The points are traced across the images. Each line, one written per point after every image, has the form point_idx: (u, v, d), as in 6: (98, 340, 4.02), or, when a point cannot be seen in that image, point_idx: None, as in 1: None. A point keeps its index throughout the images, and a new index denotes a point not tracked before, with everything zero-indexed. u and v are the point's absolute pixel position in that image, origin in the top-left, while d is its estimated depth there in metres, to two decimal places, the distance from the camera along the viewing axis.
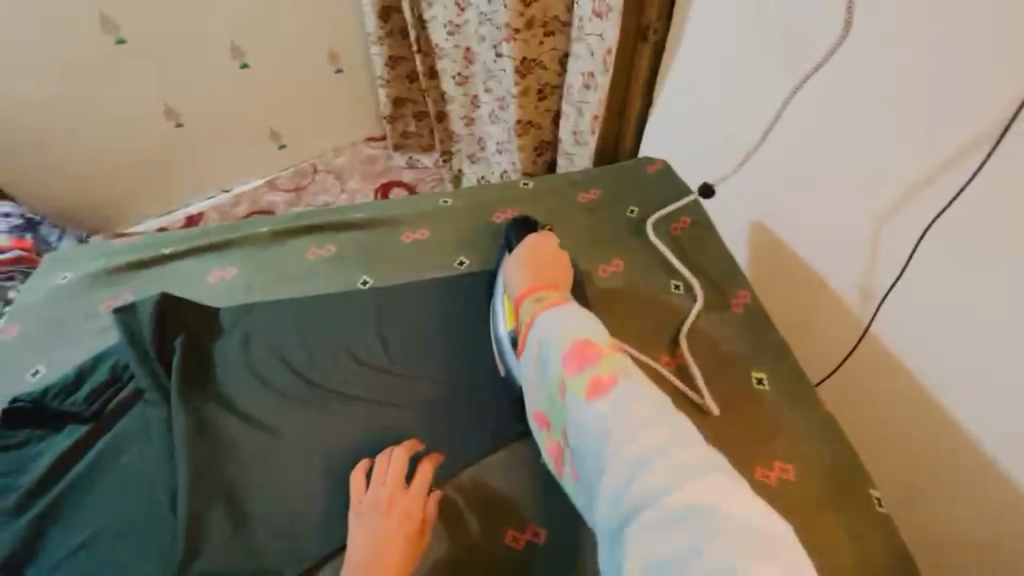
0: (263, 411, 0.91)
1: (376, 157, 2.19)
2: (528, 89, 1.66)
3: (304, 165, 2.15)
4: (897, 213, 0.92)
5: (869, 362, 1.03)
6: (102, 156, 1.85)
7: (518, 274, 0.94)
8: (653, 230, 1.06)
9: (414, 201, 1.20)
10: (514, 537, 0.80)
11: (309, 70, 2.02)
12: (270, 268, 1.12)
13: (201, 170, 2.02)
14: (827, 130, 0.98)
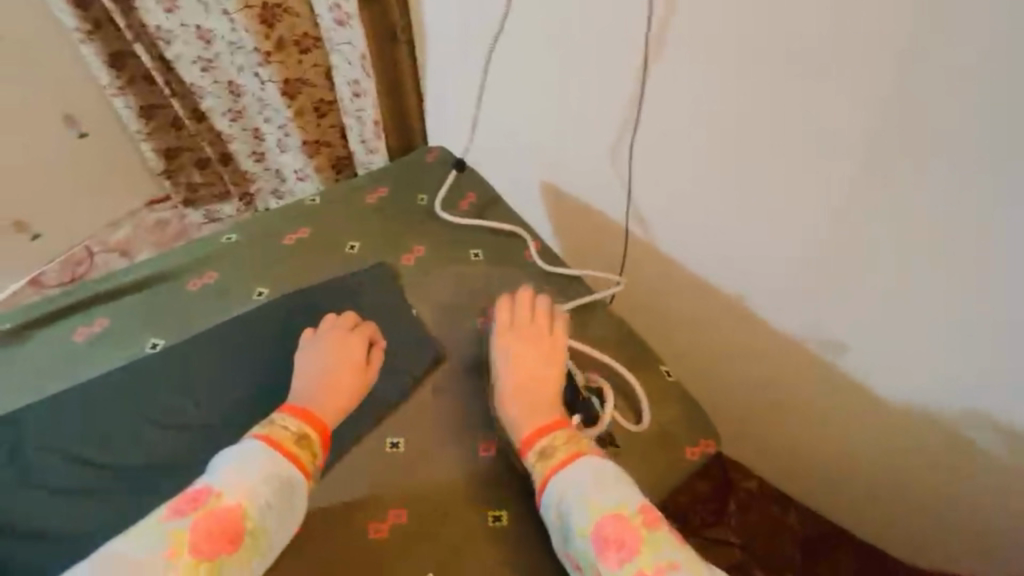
0: (78, 522, 0.73)
1: (166, 221, 1.95)
2: (303, 111, 1.60)
3: (76, 250, 1.86)
4: (619, 131, 0.99)
5: (654, 283, 1.14)
6: None
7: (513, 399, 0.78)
8: (446, 212, 1.07)
9: (192, 245, 1.01)
10: (377, 528, 0.76)
11: (44, 140, 1.71)
12: (27, 365, 0.85)
13: None
14: (538, 82, 1.04)
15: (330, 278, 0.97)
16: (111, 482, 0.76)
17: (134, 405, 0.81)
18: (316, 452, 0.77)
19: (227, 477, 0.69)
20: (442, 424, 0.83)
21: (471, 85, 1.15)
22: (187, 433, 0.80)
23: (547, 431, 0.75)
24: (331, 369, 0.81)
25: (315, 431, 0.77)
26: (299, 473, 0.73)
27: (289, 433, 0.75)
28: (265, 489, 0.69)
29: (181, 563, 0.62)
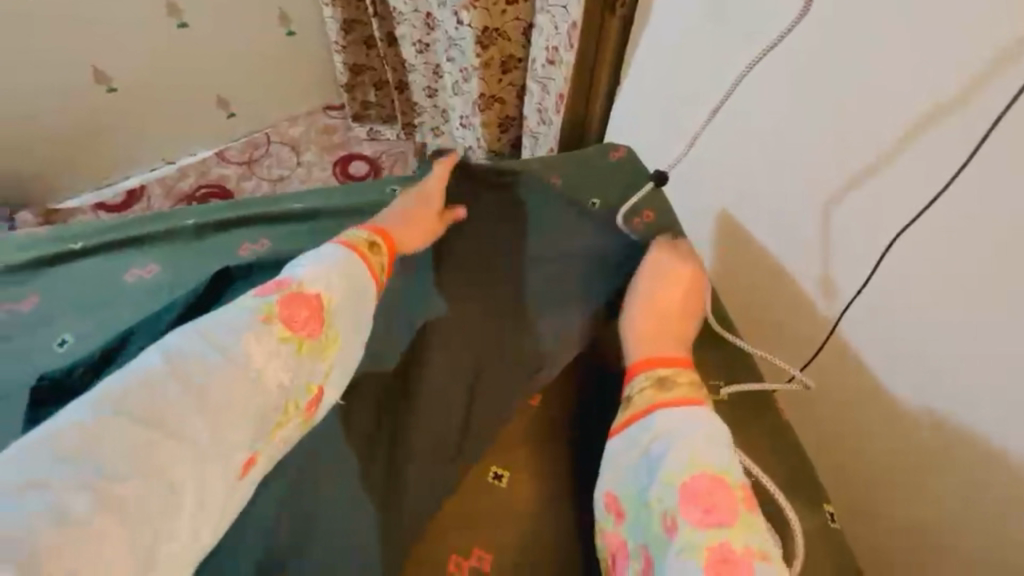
0: None
1: (335, 128, 2.05)
2: (491, 63, 1.53)
3: (258, 135, 1.99)
4: (849, 197, 0.79)
5: (828, 380, 0.91)
6: (21, 125, 1.65)
7: None
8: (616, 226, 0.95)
9: (357, 189, 1.00)
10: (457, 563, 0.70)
11: (258, 31, 1.82)
12: (197, 266, 0.89)
13: (138, 140, 1.84)
14: (768, 115, 0.87)
15: (492, 260, 0.89)
16: None
17: None
18: (383, 260, 0.80)
19: (307, 269, 0.70)
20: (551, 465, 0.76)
21: (697, 95, 0.99)
22: None
23: (664, 367, 0.70)
24: (391, 221, 0.87)
25: (382, 244, 0.81)
26: (369, 276, 0.76)
27: (359, 241, 0.78)
28: (342, 283, 0.71)
29: (273, 328, 0.64)
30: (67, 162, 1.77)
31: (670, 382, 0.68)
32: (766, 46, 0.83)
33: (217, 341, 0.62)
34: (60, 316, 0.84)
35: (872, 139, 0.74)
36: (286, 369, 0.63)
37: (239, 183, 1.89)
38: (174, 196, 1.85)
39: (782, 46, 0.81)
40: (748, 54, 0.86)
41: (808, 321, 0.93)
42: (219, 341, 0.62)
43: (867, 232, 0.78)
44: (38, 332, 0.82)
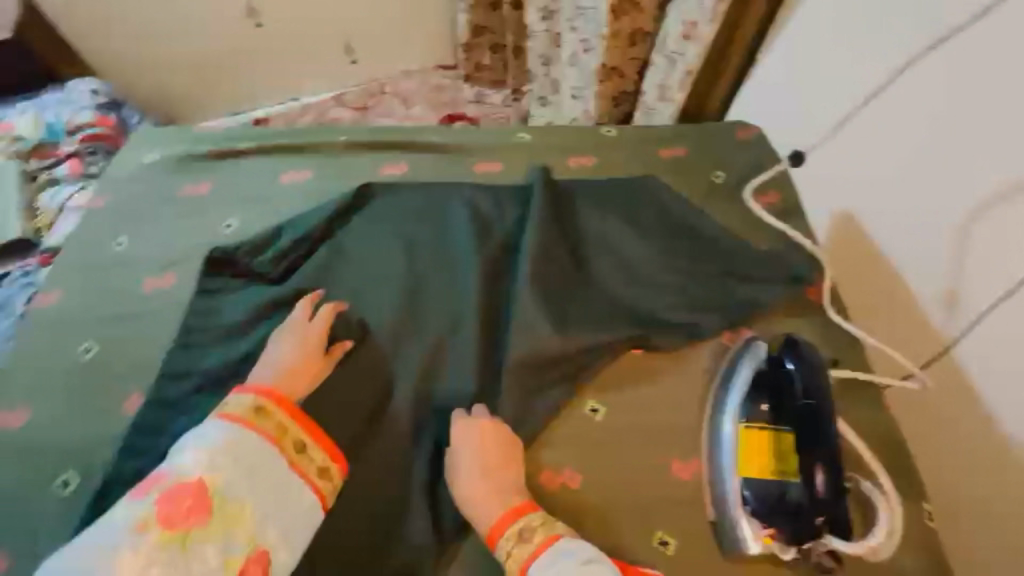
0: (372, 307, 0.82)
1: (443, 87, 2.16)
2: (618, 34, 1.58)
3: (372, 84, 2.17)
4: (1002, 205, 0.73)
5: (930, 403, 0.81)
6: (192, 48, 2.06)
7: (736, 440, 0.67)
8: (742, 196, 0.94)
9: (489, 130, 1.06)
10: (548, 478, 0.70)
11: None
12: (345, 179, 0.98)
13: (276, 77, 2.17)
14: (938, 104, 0.80)
15: (629, 195, 0.93)
16: (355, 294, 0.84)
17: (401, 247, 0.88)
18: (280, 421, 0.67)
19: (184, 456, 0.62)
20: (652, 414, 0.74)
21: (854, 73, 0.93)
22: (438, 285, 0.84)
23: (517, 511, 0.64)
24: (281, 364, 0.72)
25: (272, 402, 0.68)
26: (266, 442, 0.65)
27: (244, 409, 0.66)
28: (226, 460, 0.62)
29: (147, 538, 0.57)
30: (219, 79, 2.14)
31: (528, 530, 0.63)
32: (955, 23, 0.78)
33: (91, 558, 0.55)
34: (222, 205, 0.94)
35: None
36: (169, 567, 0.56)
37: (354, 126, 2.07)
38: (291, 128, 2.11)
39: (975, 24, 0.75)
40: (919, 43, 0.82)
41: (922, 338, 0.83)
42: (102, 550, 0.56)
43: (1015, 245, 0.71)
44: (204, 215, 0.93)
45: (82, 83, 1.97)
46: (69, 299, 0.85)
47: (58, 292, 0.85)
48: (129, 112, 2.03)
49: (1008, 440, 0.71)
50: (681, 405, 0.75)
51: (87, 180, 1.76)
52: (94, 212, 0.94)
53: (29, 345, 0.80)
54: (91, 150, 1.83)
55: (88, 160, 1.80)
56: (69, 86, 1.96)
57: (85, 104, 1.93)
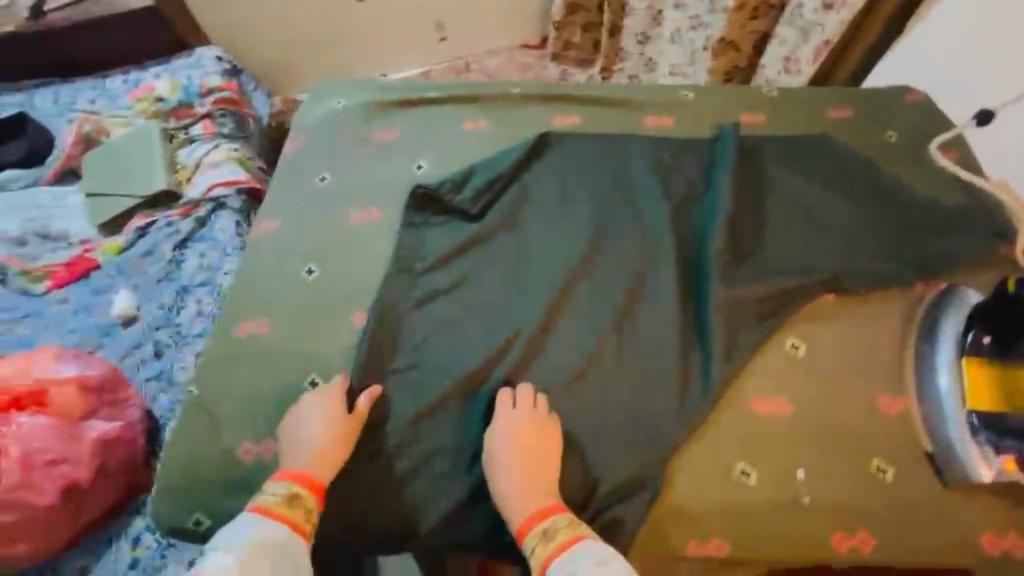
0: (564, 243, 0.87)
1: (530, 64, 2.37)
2: (744, 7, 1.60)
3: (456, 62, 2.40)
4: None
5: None
6: (297, 20, 2.18)
7: (956, 375, 0.70)
8: (931, 155, 0.95)
9: (652, 87, 1.09)
10: (760, 403, 0.73)
11: None
12: (522, 129, 1.03)
13: (374, 52, 2.35)
14: None
15: (811, 151, 0.95)
16: (549, 229, 0.89)
17: (588, 190, 0.92)
18: (314, 508, 0.68)
19: (214, 556, 0.61)
20: (851, 352, 0.76)
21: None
22: (630, 228, 0.87)
23: (547, 510, 0.66)
24: (311, 442, 0.71)
25: (308, 489, 0.68)
26: (299, 533, 0.66)
27: (277, 498, 0.67)
28: (261, 554, 0.61)
29: None
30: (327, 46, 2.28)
31: (554, 527, 0.64)
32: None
33: None
34: (410, 148, 1.01)
35: None
36: None
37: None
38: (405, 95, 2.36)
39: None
40: None
41: None
42: None
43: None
44: (397, 157, 1.00)
45: (208, 51, 2.07)
46: (285, 224, 0.92)
47: (275, 218, 0.93)
48: (247, 80, 2.14)
49: None
50: (882, 346, 0.77)
51: (219, 139, 1.86)
52: (296, 150, 1.02)
53: (256, 262, 0.88)
54: (220, 112, 1.93)
55: (218, 121, 1.91)
56: (197, 53, 2.06)
57: (212, 70, 2.03)
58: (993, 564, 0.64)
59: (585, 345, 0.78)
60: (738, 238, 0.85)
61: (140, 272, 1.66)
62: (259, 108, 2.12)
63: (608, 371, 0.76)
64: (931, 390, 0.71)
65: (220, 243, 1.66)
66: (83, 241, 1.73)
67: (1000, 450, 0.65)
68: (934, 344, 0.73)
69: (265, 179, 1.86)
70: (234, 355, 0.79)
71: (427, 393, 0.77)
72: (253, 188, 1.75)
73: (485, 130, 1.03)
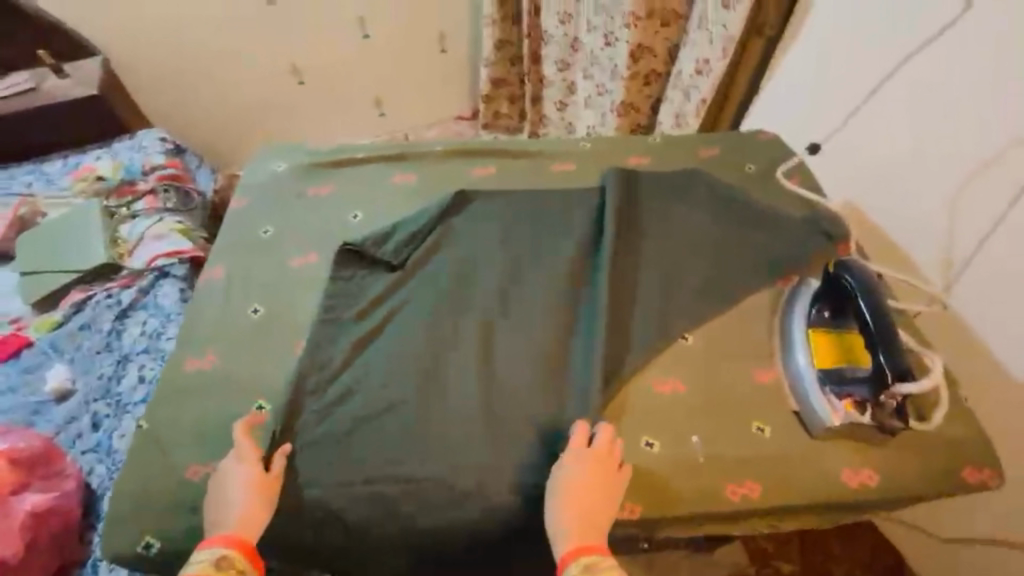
0: (484, 269, 1.00)
1: (463, 133, 2.64)
2: (638, 75, 1.89)
3: (397, 134, 2.62)
4: (972, 182, 1.01)
5: (939, 323, 1.08)
6: (245, 100, 2.41)
7: (808, 342, 0.85)
8: (781, 179, 1.17)
9: (557, 140, 1.28)
10: (659, 384, 0.86)
11: (421, 51, 2.47)
12: (446, 179, 1.18)
13: (318, 128, 2.55)
14: (917, 107, 1.08)
15: (688, 181, 1.13)
16: (472, 262, 1.01)
17: (505, 226, 1.07)
18: (244, 568, 0.70)
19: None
20: (730, 339, 0.92)
21: (853, 80, 1.20)
22: (542, 257, 1.02)
23: (593, 548, 0.70)
24: (237, 503, 0.74)
25: (237, 550, 0.71)
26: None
27: (204, 565, 0.69)
28: None
29: None
30: (269, 126, 2.50)
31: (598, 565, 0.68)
32: (934, 33, 1.04)
33: None
34: (346, 201, 1.13)
35: (1000, 132, 0.96)
36: None
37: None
38: None
39: (950, 32, 1.01)
40: (899, 58, 1.10)
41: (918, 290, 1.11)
42: None
43: (997, 193, 0.97)
44: (329, 214, 1.10)
45: (150, 134, 2.16)
46: (229, 273, 1.00)
47: (220, 267, 1.01)
48: (191, 158, 2.23)
49: (999, 354, 1.00)
50: (754, 330, 0.93)
51: (161, 213, 1.92)
52: (240, 209, 1.11)
53: (201, 307, 0.96)
54: (164, 188, 2.00)
55: (161, 197, 1.97)
56: (138, 135, 2.16)
57: (155, 150, 2.11)
58: (860, 497, 0.77)
59: (505, 354, 0.90)
60: (630, 257, 1.01)
61: (75, 346, 1.64)
62: (203, 184, 2.19)
63: (524, 374, 0.87)
64: (794, 358, 0.86)
65: (163, 310, 1.68)
66: (15, 320, 1.71)
67: (842, 396, 0.79)
68: (791, 320, 0.89)
69: (209, 248, 1.90)
70: (182, 390, 0.87)
71: (365, 409, 0.84)
72: (197, 256, 1.81)
73: (414, 183, 1.17)
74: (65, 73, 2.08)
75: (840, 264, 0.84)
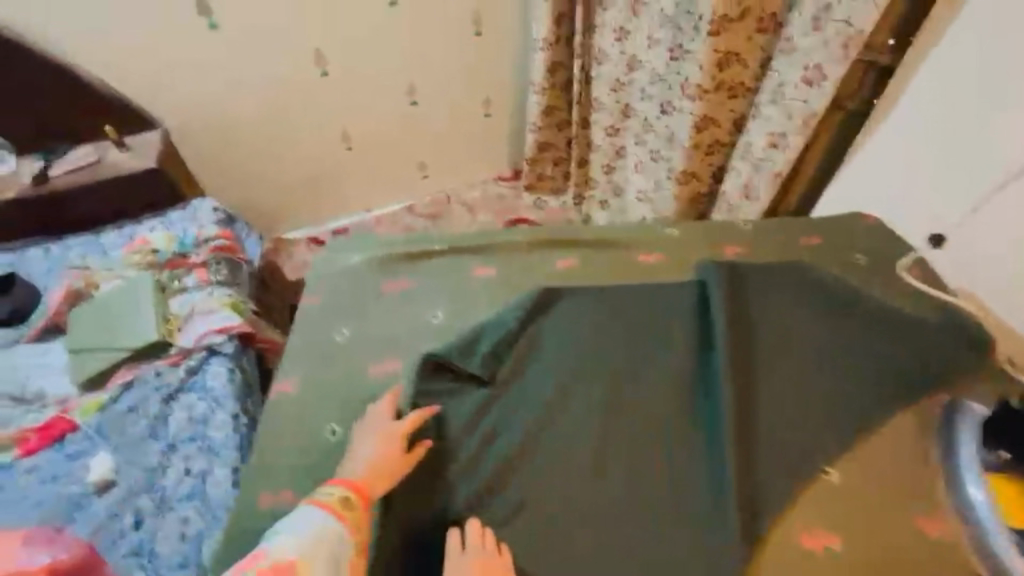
0: (583, 383, 0.91)
1: (505, 195, 2.59)
2: (700, 144, 1.81)
3: (440, 196, 2.58)
4: None
5: None
6: (287, 163, 2.34)
7: (991, 489, 0.74)
8: (904, 274, 1.05)
9: (639, 225, 1.20)
10: (809, 538, 0.74)
11: (466, 116, 2.45)
12: (526, 272, 1.10)
13: (365, 189, 2.50)
14: None
15: (802, 272, 1.02)
16: (564, 375, 0.92)
17: (597, 330, 0.97)
18: (360, 514, 0.76)
19: (281, 539, 0.70)
20: (885, 478, 0.79)
21: (969, 170, 1.03)
22: (643, 367, 0.92)
23: None
24: (375, 459, 0.80)
25: (358, 496, 0.77)
26: (348, 535, 0.73)
27: (333, 498, 0.76)
28: (318, 560, 0.69)
29: None
30: (313, 191, 2.45)
31: None
32: None
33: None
34: (425, 298, 1.06)
35: None
36: None
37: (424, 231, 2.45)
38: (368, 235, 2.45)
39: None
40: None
41: None
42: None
43: None
44: (405, 316, 1.03)
45: (204, 203, 2.12)
46: (302, 385, 0.93)
47: (292, 378, 0.94)
48: (242, 227, 2.19)
49: None
50: (907, 462, 0.80)
51: (213, 286, 1.89)
52: (313, 309, 1.06)
53: (275, 428, 0.88)
54: (215, 261, 1.97)
55: (212, 269, 1.95)
56: (192, 204, 2.11)
57: (208, 221, 2.08)
58: None
59: (613, 493, 0.79)
60: (747, 373, 0.88)
61: (121, 433, 1.56)
62: (252, 253, 2.16)
63: (643, 519, 0.77)
64: (971, 505, 0.74)
65: (211, 394, 1.61)
66: (62, 401, 1.66)
67: None
68: (957, 457, 0.78)
69: (258, 322, 1.84)
70: (260, 532, 0.78)
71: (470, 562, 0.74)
72: (246, 332, 1.75)
73: (495, 276, 1.10)
74: (127, 147, 2.07)
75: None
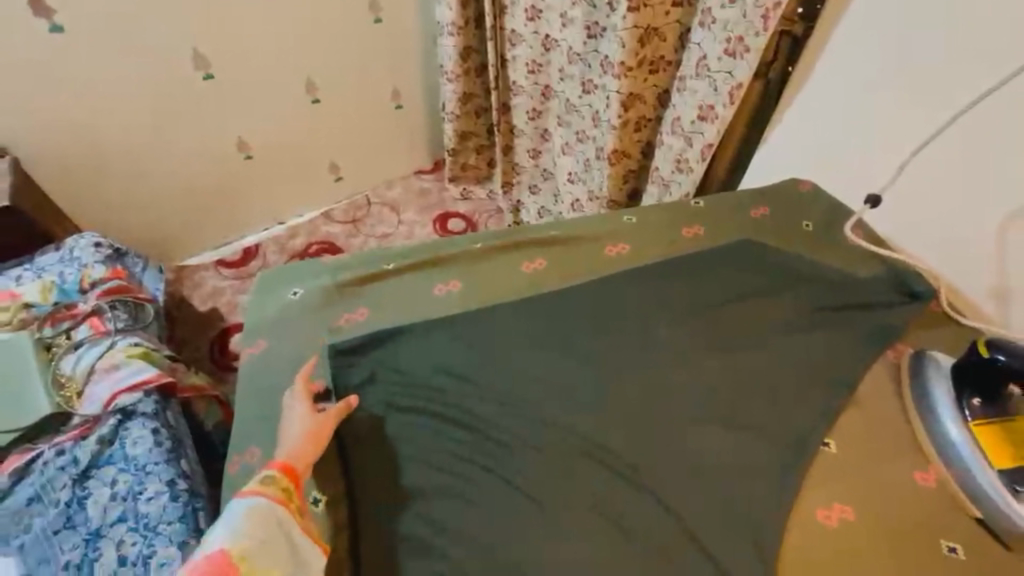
0: (575, 393, 0.87)
1: (429, 189, 2.44)
2: (628, 122, 1.79)
3: (359, 198, 2.37)
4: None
5: None
6: (172, 181, 1.99)
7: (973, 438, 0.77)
8: (850, 237, 1.09)
9: (597, 215, 1.16)
10: (826, 514, 0.75)
11: (377, 109, 2.24)
12: (490, 281, 1.03)
13: (271, 200, 2.22)
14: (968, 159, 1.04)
15: (757, 252, 1.06)
16: (550, 391, 0.88)
17: (577, 334, 0.94)
18: (288, 486, 0.73)
19: (212, 533, 0.67)
20: (876, 441, 0.82)
21: (896, 134, 1.14)
22: (633, 369, 0.90)
23: None
24: (291, 436, 0.79)
25: (281, 470, 0.74)
26: (278, 506, 0.70)
27: (255, 482, 0.73)
28: (258, 532, 0.67)
29: None
30: (212, 208, 2.11)
31: None
32: (983, 87, 1.00)
33: None
34: (388, 327, 0.95)
35: None
36: None
37: (347, 241, 2.26)
38: (284, 251, 2.21)
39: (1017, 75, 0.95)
40: (940, 113, 1.06)
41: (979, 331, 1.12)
42: None
43: None
44: (366, 350, 0.91)
45: (82, 239, 1.80)
46: (266, 451, 0.83)
47: (253, 446, 0.84)
48: (135, 260, 1.88)
49: None
50: (890, 418, 0.84)
51: (112, 336, 1.61)
52: (256, 359, 0.93)
53: None
54: (111, 305, 1.68)
55: (108, 316, 1.66)
56: (68, 243, 1.79)
57: (89, 259, 1.76)
58: None
59: (634, 507, 0.77)
60: (731, 364, 0.90)
61: (23, 529, 1.31)
62: (153, 289, 1.86)
63: (665, 528, 0.75)
64: (957, 456, 0.78)
65: (134, 463, 1.39)
66: None
67: None
68: (939, 410, 0.81)
69: (178, 369, 1.64)
70: None
71: None
72: (166, 383, 1.52)
73: (462, 291, 1.01)
74: None
75: (995, 346, 0.76)
